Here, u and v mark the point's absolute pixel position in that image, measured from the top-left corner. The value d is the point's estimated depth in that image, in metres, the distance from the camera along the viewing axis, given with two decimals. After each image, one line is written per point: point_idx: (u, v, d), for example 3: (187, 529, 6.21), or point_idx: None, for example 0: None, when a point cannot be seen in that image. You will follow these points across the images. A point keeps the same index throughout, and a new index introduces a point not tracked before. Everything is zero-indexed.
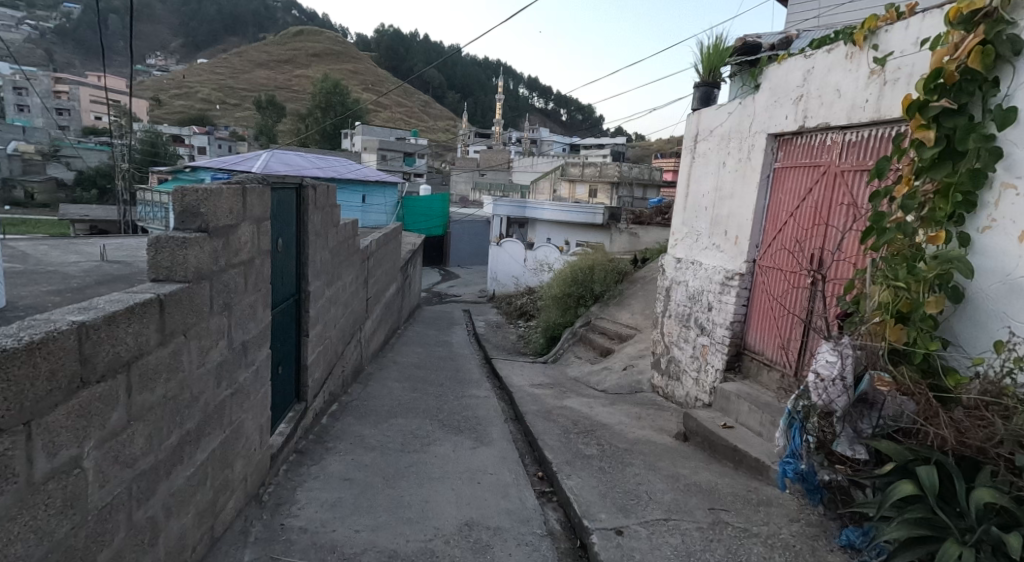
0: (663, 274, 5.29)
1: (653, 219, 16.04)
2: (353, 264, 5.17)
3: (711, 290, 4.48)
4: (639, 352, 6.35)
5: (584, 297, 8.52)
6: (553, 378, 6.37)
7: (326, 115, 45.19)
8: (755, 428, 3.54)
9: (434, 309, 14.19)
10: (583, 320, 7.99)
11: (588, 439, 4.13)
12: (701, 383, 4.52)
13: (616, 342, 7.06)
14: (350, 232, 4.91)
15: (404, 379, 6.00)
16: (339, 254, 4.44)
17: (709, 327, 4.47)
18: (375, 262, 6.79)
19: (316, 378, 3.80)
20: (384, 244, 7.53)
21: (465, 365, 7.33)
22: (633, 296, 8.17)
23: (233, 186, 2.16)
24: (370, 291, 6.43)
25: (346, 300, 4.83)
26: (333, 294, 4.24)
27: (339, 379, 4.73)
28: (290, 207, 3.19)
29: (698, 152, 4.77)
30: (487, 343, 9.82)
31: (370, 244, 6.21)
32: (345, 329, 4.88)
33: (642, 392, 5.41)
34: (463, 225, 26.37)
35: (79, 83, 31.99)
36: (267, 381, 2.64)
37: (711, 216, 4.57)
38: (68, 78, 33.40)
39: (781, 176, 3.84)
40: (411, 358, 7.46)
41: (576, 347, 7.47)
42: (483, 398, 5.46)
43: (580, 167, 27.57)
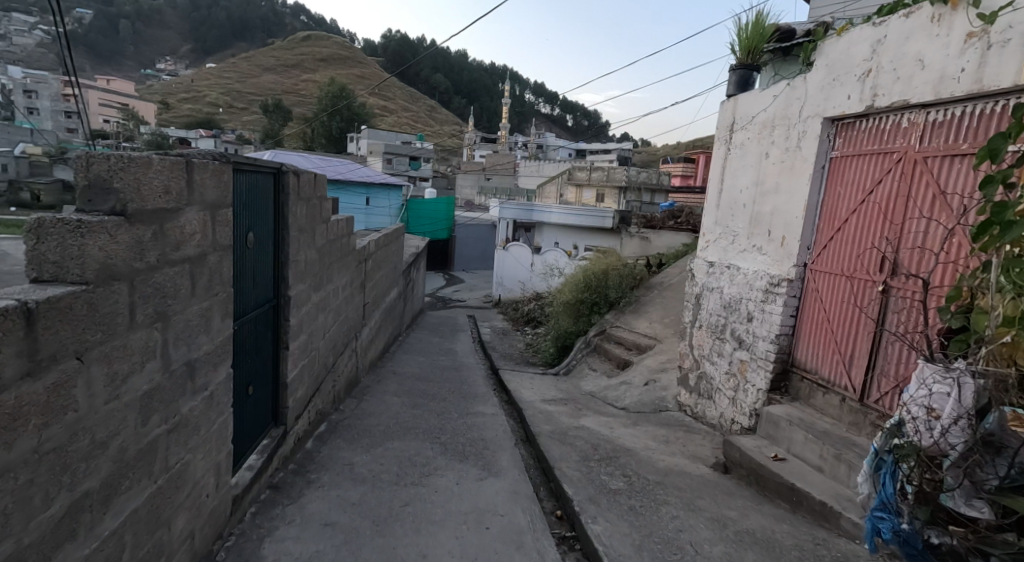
0: (692, 280, 4.76)
1: (664, 223, 15.51)
2: (348, 266, 4.66)
3: (751, 298, 3.95)
4: (661, 367, 5.82)
5: (598, 304, 7.97)
6: (566, 393, 5.83)
7: (331, 119, 45.00)
8: (813, 461, 3.01)
9: (438, 315, 13.70)
10: (597, 329, 7.46)
11: (611, 469, 3.61)
12: (740, 404, 4.00)
13: (633, 353, 6.52)
14: (344, 231, 4.40)
15: (404, 393, 5.49)
16: (331, 255, 3.93)
17: (749, 340, 3.94)
18: (374, 265, 6.29)
19: (300, 397, 3.30)
20: (384, 246, 7.02)
21: (470, 376, 6.82)
22: (650, 304, 7.66)
23: (174, 160, 1.64)
24: (368, 296, 5.94)
25: (338, 306, 4.33)
26: (322, 300, 3.74)
27: (330, 395, 4.23)
28: (267, 197, 2.68)
29: (735, 143, 4.24)
30: (494, 351, 9.31)
31: (368, 245, 5.72)
32: (337, 338, 4.37)
33: (667, 411, 4.89)
34: (468, 229, 25.93)
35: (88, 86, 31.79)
36: (228, 408, 2.13)
37: (750, 214, 4.04)
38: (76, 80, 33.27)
39: (839, 167, 3.32)
40: (413, 368, 6.96)
41: (589, 358, 6.94)
42: (490, 415, 4.94)
43: (588, 171, 27.11)
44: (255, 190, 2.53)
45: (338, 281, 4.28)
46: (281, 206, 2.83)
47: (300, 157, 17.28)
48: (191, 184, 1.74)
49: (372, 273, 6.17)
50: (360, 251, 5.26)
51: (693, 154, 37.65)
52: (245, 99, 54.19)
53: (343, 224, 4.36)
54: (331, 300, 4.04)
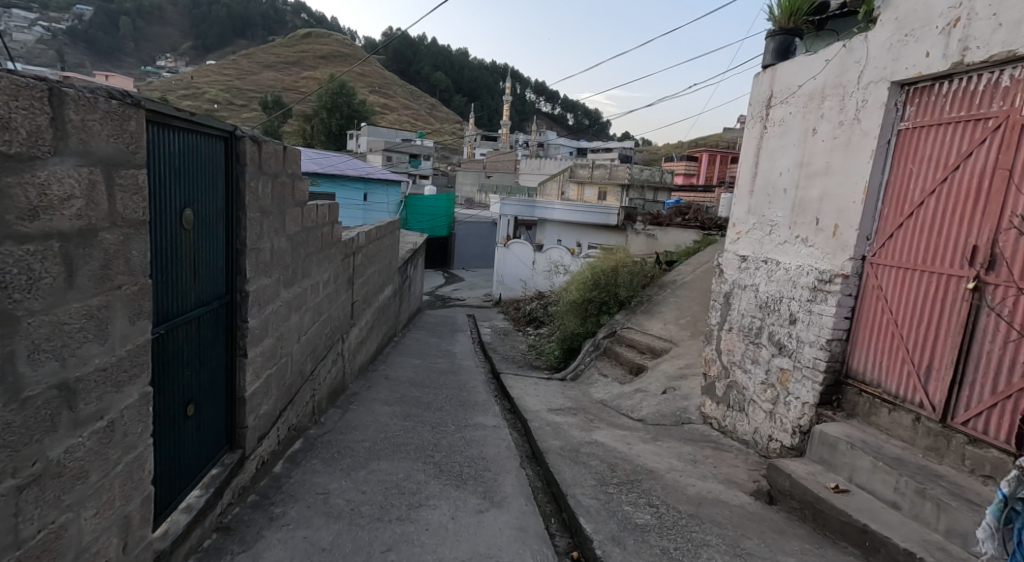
0: (720, 277, 4.22)
1: (670, 220, 14.97)
2: (331, 259, 4.13)
3: (794, 297, 3.41)
4: (680, 374, 5.28)
5: (607, 303, 7.40)
6: (575, 402, 5.31)
7: (331, 116, 44.57)
8: (885, 496, 2.48)
9: (437, 315, 13.17)
10: (607, 330, 6.92)
11: (634, 497, 3.09)
12: (781, 420, 3.46)
13: (648, 358, 5.97)
14: (326, 218, 3.86)
15: (396, 401, 4.97)
16: (308, 244, 3.39)
17: (790, 345, 3.40)
18: (365, 260, 5.77)
19: (266, 412, 2.76)
20: (377, 240, 6.48)
21: (469, 381, 6.31)
22: (663, 305, 7.14)
23: (24, 81, 1.10)
24: (358, 293, 5.41)
25: (318, 303, 3.79)
26: (295, 295, 3.20)
27: (309, 406, 3.70)
28: (213, 165, 2.13)
29: (773, 120, 3.69)
30: (495, 353, 8.80)
31: (356, 237, 5.19)
32: (317, 340, 3.83)
33: (690, 423, 4.37)
34: (469, 227, 25.43)
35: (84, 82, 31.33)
36: (146, 441, 1.60)
37: (793, 200, 3.50)
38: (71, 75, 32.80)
39: (910, 141, 2.79)
40: (408, 372, 6.45)
41: (599, 362, 6.40)
42: (492, 428, 4.41)
43: (589, 168, 26.58)
44: (194, 155, 1.99)
45: (318, 275, 3.74)
46: (235, 178, 2.28)
47: None
48: (58, 123, 1.20)
49: (362, 269, 5.63)
50: (346, 243, 4.73)
51: (695, 152, 37.10)
52: (244, 95, 53.68)
53: (326, 210, 3.82)
54: (308, 298, 3.50)
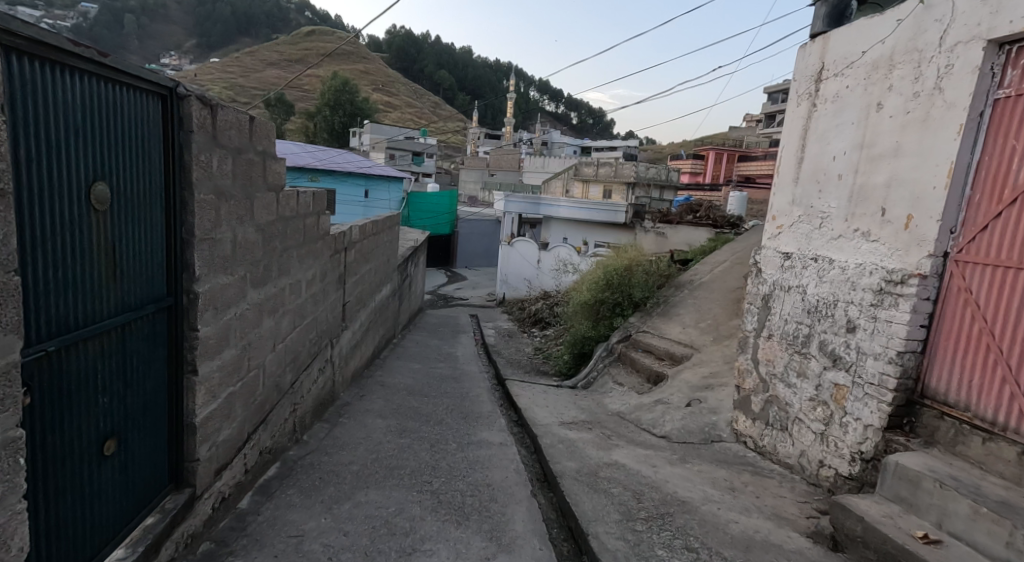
0: (757, 278, 3.73)
1: (680, 218, 14.37)
2: (317, 254, 3.64)
3: (852, 301, 2.91)
4: (706, 385, 4.77)
5: (621, 305, 6.88)
6: (589, 415, 4.81)
7: (333, 113, 44.21)
8: (991, 551, 1.99)
9: (439, 315, 12.68)
10: (621, 334, 6.42)
11: (668, 538, 2.60)
12: (836, 443, 2.97)
13: (669, 367, 5.47)
14: (310, 207, 3.37)
15: (392, 413, 4.49)
16: (284, 236, 2.91)
17: (849, 357, 2.90)
18: (359, 257, 5.29)
19: (228, 439, 2.28)
20: (373, 236, 6.00)
21: (473, 389, 5.84)
22: (680, 307, 6.66)
23: None
24: (350, 293, 4.93)
25: (299, 305, 3.30)
26: (268, 296, 2.71)
27: (289, 423, 3.23)
28: (142, 129, 1.66)
29: (825, 95, 3.19)
30: (500, 356, 8.33)
31: (347, 230, 4.70)
32: (298, 347, 3.35)
33: (721, 442, 3.89)
34: (472, 225, 24.95)
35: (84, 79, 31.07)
36: (9, 509, 1.18)
37: (850, 188, 3.00)
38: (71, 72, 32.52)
39: (1012, 112, 2.30)
40: (406, 378, 5.98)
41: (613, 369, 5.90)
42: (498, 447, 3.93)
43: (595, 166, 26.02)
44: (107, 112, 1.51)
45: (299, 272, 3.26)
46: (178, 147, 1.80)
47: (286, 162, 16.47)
48: None
49: (355, 267, 5.14)
50: (335, 236, 4.24)
51: (702, 150, 36.51)
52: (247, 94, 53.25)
53: (310, 197, 3.33)
54: (286, 298, 3.02)
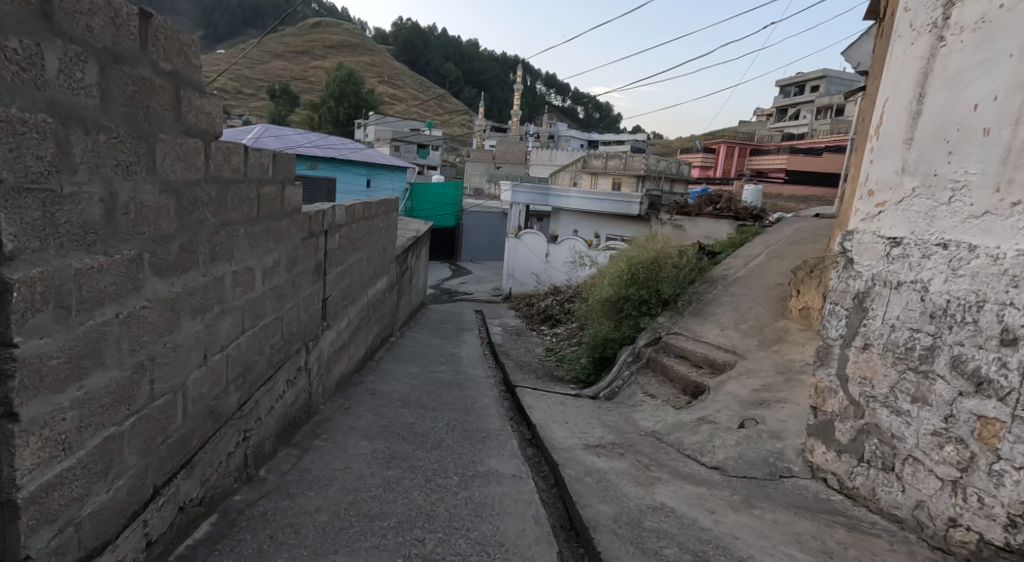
0: (845, 271, 2.90)
1: (699, 210, 13.67)
2: (280, 236, 2.85)
3: (1013, 303, 2.13)
4: (760, 402, 3.95)
5: (647, 302, 6.06)
6: (618, 436, 4.01)
7: (338, 105, 43.52)
8: None
9: (441, 310, 11.91)
10: (649, 336, 5.60)
11: None
12: (980, 499, 2.20)
13: (710, 377, 4.65)
14: (267, 171, 2.56)
15: (381, 433, 3.71)
16: (219, 206, 2.11)
17: (1004, 382, 2.13)
18: (344, 244, 4.49)
19: (107, 507, 1.51)
20: (364, 221, 5.21)
21: (479, 398, 5.07)
22: (716, 307, 5.86)
23: None
24: (331, 285, 4.13)
25: (251, 300, 2.50)
26: (192, 289, 1.92)
27: (236, 458, 2.44)
28: None
29: (960, 24, 2.37)
30: (508, 357, 7.54)
31: (329, 210, 3.90)
32: (250, 356, 2.55)
33: (793, 478, 3.07)
34: (477, 217, 24.16)
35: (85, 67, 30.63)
36: None
37: (1005, 146, 2.20)
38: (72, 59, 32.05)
39: None
40: (401, 386, 5.20)
41: (641, 377, 5.10)
42: (510, 480, 3.15)
43: (605, 158, 25.18)
44: None
45: (248, 257, 2.45)
46: None
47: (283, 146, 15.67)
48: None
49: (339, 256, 4.34)
50: (311, 215, 3.43)
51: (713, 144, 35.62)
52: (253, 87, 52.66)
53: (264, 158, 2.53)
54: (227, 292, 2.22)
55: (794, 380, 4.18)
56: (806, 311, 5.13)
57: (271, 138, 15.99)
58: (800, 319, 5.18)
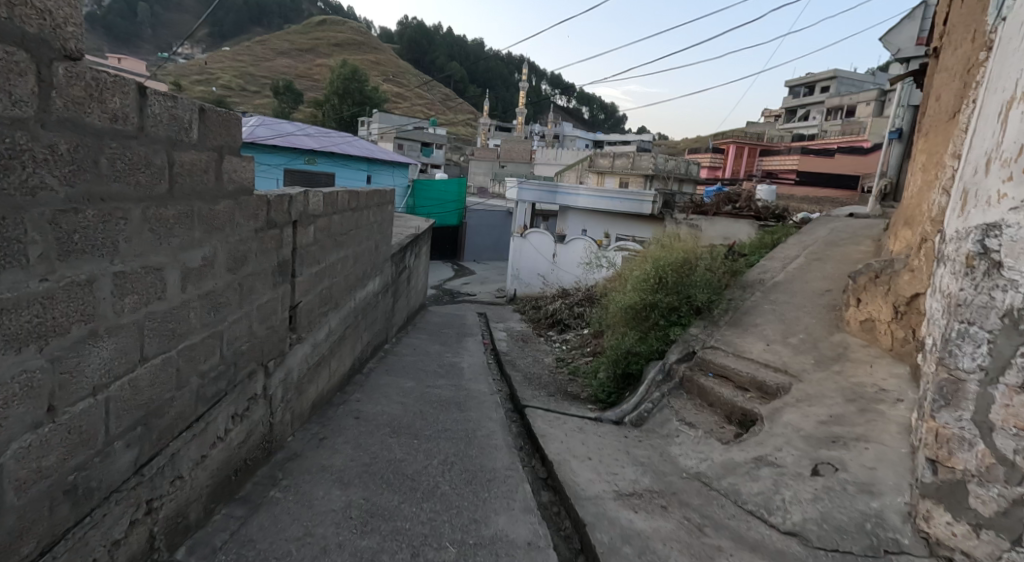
0: (986, 279, 2.14)
1: (717, 210, 12.93)
2: (216, 224, 2.08)
3: None
4: (833, 440, 3.19)
5: (677, 310, 5.29)
6: (656, 480, 3.26)
7: (342, 102, 43.00)
8: None
9: (443, 313, 11.16)
10: (681, 349, 4.84)
11: None
12: None
13: (759, 403, 3.90)
14: (183, 126, 1.81)
15: (360, 478, 2.95)
16: (69, 165, 1.41)
17: None
18: (323, 239, 3.72)
19: None
20: (350, 214, 4.45)
21: (484, 424, 4.33)
22: (757, 318, 5.12)
23: None
24: (302, 289, 3.37)
25: (155, 314, 1.76)
26: (8, 305, 1.28)
27: (130, 545, 1.69)
28: None
29: None
30: (514, 367, 6.81)
31: (299, 196, 3.14)
32: (160, 395, 1.80)
33: (902, 555, 2.31)
34: (481, 216, 23.45)
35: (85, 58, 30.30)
36: None
37: None
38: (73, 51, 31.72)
39: None
40: (393, 407, 4.46)
41: (674, 400, 4.35)
42: (524, 554, 2.40)
43: (612, 157, 24.45)
44: None
45: (148, 251, 1.70)
46: None
47: (279, 138, 15.04)
48: None
49: (314, 253, 3.58)
50: (272, 200, 2.68)
51: (722, 144, 34.87)
52: (256, 83, 52.06)
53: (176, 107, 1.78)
54: (102, 304, 1.53)
55: (869, 411, 3.43)
56: (870, 323, 4.38)
57: (268, 131, 15.22)
58: (861, 333, 4.43)
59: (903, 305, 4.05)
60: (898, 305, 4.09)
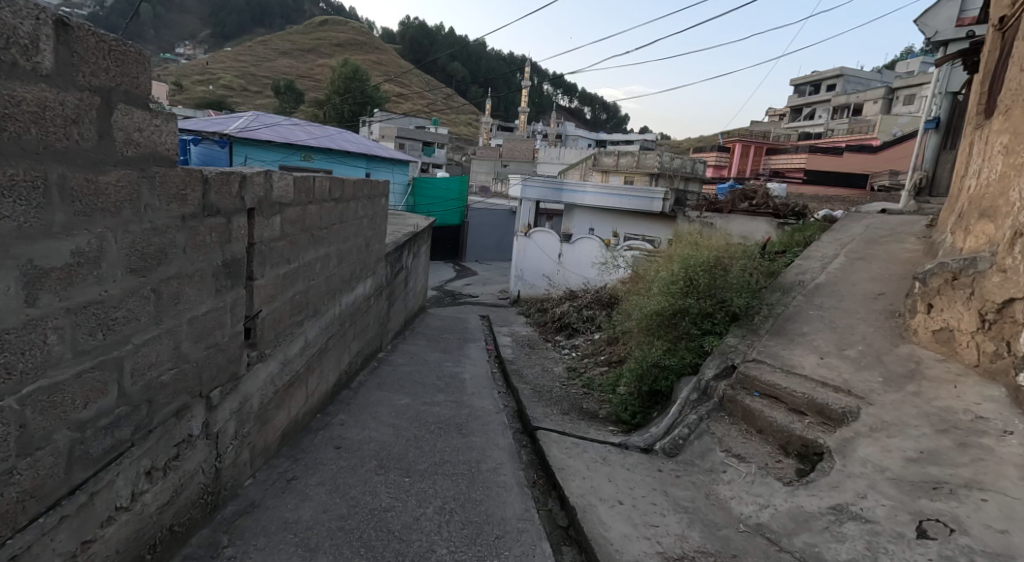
0: None
1: (732, 207, 12.27)
2: (106, 208, 1.47)
3: None
4: (932, 487, 2.55)
5: (711, 317, 4.63)
6: (704, 534, 2.62)
7: (343, 102, 42.54)
8: None
9: (443, 316, 10.51)
10: (718, 363, 4.18)
11: None
12: None
13: (822, 431, 3.24)
14: (3, 38, 1.19)
15: (332, 541, 2.31)
16: None
17: None
18: (293, 233, 3.05)
19: None
20: (332, 205, 3.79)
21: (490, 453, 3.69)
22: (803, 327, 4.46)
23: None
24: (265, 294, 2.70)
25: None
26: None
27: None
28: None
29: None
30: (521, 377, 6.16)
31: (255, 176, 2.47)
32: None
33: None
34: (483, 214, 22.78)
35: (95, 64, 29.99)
36: None
37: None
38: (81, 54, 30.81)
39: None
40: (384, 432, 3.82)
41: (714, 424, 3.70)
42: None
43: (617, 155, 23.80)
44: None
45: None
46: None
47: (271, 132, 14.39)
48: None
49: (282, 251, 2.91)
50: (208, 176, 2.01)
51: (728, 142, 34.13)
52: (257, 82, 51.53)
53: None
54: None
55: (971, 447, 2.78)
56: (947, 334, 3.71)
57: (262, 125, 14.52)
58: (936, 345, 3.77)
59: (992, 313, 3.36)
60: (986, 311, 3.41)
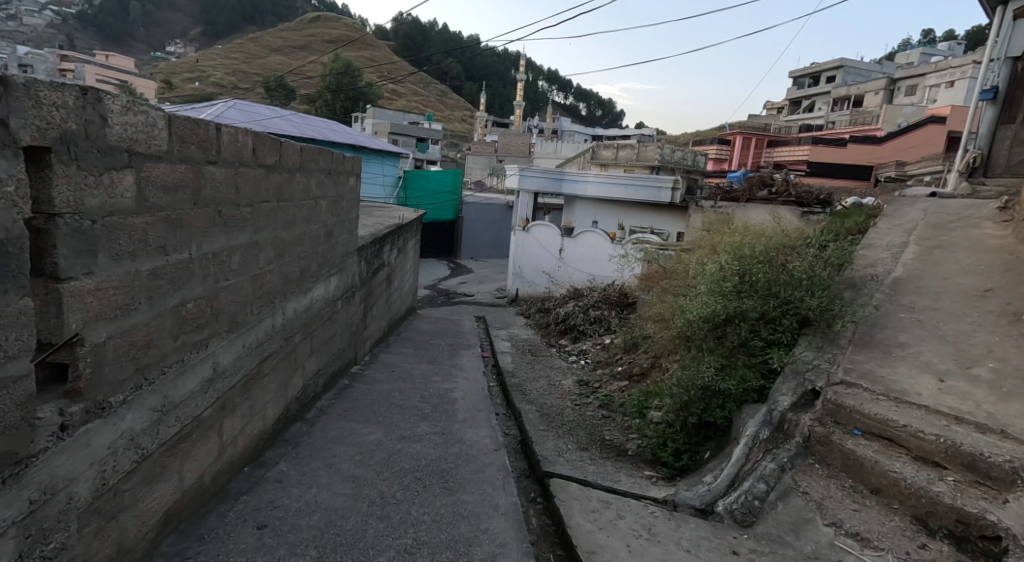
0: None
1: (750, 196, 11.20)
2: None
3: None
4: None
5: (776, 323, 3.55)
6: None
7: (334, 98, 41.33)
8: None
9: (435, 318, 9.41)
10: (797, 388, 3.08)
11: None
12: None
13: (986, 501, 2.16)
14: None
15: None
16: None
17: None
18: (174, 206, 1.93)
19: None
20: (260, 172, 2.66)
21: (485, 524, 2.59)
22: (901, 337, 3.37)
23: None
24: (101, 306, 1.59)
25: None
26: None
27: None
28: None
29: None
30: (524, 393, 5.07)
31: (46, 89, 1.36)
32: None
33: None
34: (477, 210, 21.62)
35: (83, 61, 28.74)
36: None
37: None
38: (73, 56, 29.43)
39: None
40: (338, 493, 2.71)
41: (807, 476, 2.61)
42: None
43: (616, 148, 22.71)
44: None
45: None
46: None
47: (246, 118, 13.20)
48: None
49: (147, 232, 1.78)
50: None
51: (728, 134, 33.03)
52: (247, 79, 50.17)
53: None
54: None
55: None
56: None
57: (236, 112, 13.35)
58: None
59: None
60: None
